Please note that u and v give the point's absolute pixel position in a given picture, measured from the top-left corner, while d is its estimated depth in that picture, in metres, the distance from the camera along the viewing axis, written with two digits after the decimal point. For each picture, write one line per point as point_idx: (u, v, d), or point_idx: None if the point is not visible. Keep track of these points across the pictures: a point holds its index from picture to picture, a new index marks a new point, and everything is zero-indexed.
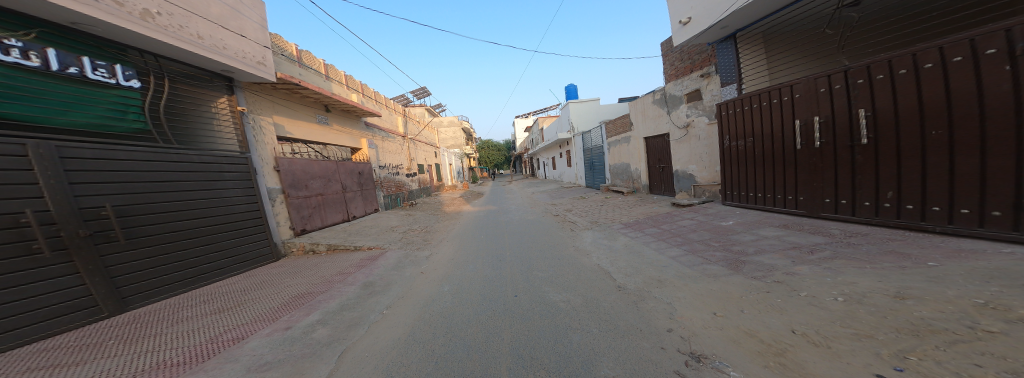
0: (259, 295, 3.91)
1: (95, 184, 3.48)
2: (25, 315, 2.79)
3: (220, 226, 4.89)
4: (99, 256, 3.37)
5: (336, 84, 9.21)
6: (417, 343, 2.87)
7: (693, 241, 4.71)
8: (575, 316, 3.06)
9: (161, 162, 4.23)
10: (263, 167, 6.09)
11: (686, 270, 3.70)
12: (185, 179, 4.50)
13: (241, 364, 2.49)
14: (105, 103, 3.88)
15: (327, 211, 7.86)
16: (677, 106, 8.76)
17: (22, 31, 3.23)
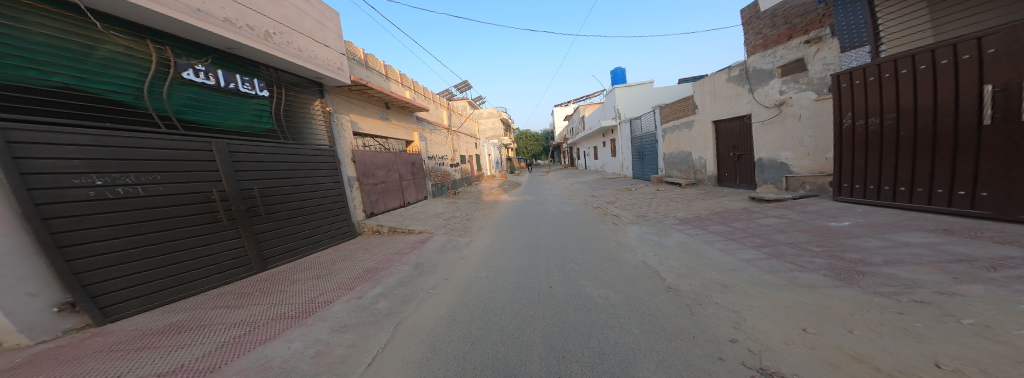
0: (340, 267, 4.81)
1: (247, 172, 4.84)
2: (213, 266, 4.12)
3: (318, 209, 6.17)
4: (250, 225, 4.67)
5: (393, 83, 10.51)
6: (456, 322, 3.06)
7: (779, 243, 3.77)
8: (613, 313, 2.81)
9: (280, 157, 5.50)
10: (343, 158, 7.44)
11: (764, 277, 2.98)
12: (294, 171, 5.75)
13: (329, 323, 3.11)
14: (249, 109, 5.35)
15: (388, 197, 9.08)
16: (766, 82, 7.21)
17: (201, 58, 4.66)
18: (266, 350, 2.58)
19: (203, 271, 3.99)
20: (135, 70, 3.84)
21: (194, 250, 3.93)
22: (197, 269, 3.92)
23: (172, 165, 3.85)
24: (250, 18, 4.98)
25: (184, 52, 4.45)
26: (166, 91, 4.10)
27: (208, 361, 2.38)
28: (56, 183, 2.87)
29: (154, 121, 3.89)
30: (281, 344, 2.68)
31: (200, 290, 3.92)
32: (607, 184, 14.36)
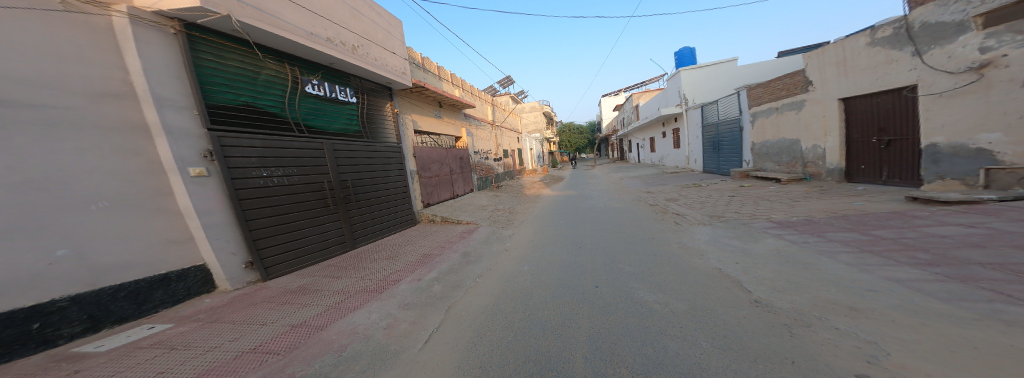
0: (406, 250, 5.43)
1: (346, 166, 5.58)
2: (324, 243, 4.93)
3: (394, 196, 6.78)
4: (346, 211, 5.40)
5: (445, 82, 9.82)
6: (500, 312, 2.96)
7: (964, 262, 2.48)
8: (674, 322, 2.22)
9: (365, 153, 6.12)
10: (407, 153, 7.58)
11: (930, 304, 1.96)
12: (377, 164, 6.42)
13: (398, 299, 3.50)
14: (345, 114, 5.91)
15: (439, 189, 8.81)
16: (952, 37, 4.87)
17: (313, 73, 5.33)
18: (354, 317, 3.04)
19: (317, 246, 4.81)
20: (274, 87, 4.58)
21: (313, 229, 4.73)
22: (313, 245, 4.73)
23: (299, 161, 4.64)
24: (342, 35, 5.40)
25: (301, 68, 5.10)
26: (292, 103, 4.84)
27: (320, 320, 2.97)
28: (240, 174, 3.83)
29: (289, 126, 4.72)
30: (364, 314, 3.13)
31: (316, 260, 4.76)
32: (670, 178, 12.44)
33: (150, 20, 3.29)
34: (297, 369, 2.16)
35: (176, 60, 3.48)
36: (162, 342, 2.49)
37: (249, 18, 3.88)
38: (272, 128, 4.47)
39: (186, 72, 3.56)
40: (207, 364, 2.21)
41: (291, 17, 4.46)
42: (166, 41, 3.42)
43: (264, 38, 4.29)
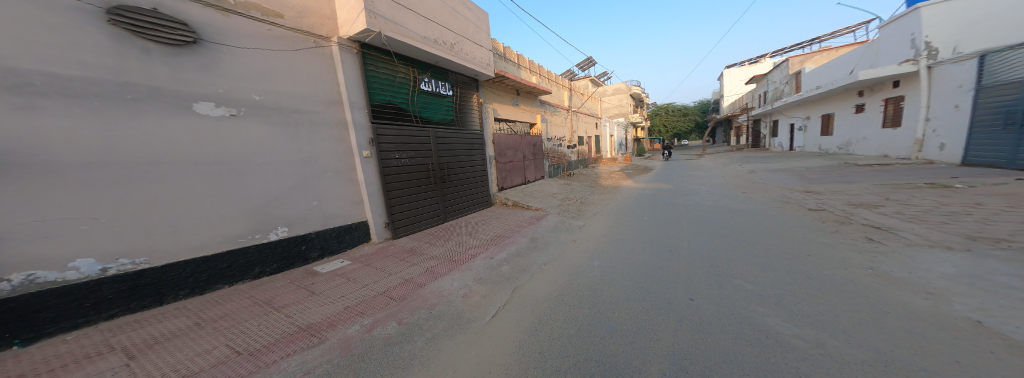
0: (494, 229, 5.55)
1: (448, 148, 6.08)
2: (427, 214, 5.50)
3: (481, 180, 7.11)
4: (445, 188, 5.91)
5: (523, 68, 9.67)
6: (564, 303, 2.84)
7: None
8: (815, 361, 1.62)
9: (460, 140, 6.46)
10: (489, 138, 7.76)
11: None
12: (469, 150, 6.74)
13: (473, 271, 3.71)
14: (445, 106, 6.18)
15: (513, 175, 8.90)
16: None
17: (424, 70, 5.64)
18: (443, 281, 3.38)
19: (422, 216, 5.41)
20: (404, 86, 5.25)
21: (419, 201, 5.34)
22: (419, 214, 5.34)
23: (416, 146, 5.32)
24: (446, 35, 5.52)
25: (415, 67, 5.43)
26: (413, 98, 5.41)
27: (420, 279, 3.41)
28: (383, 157, 4.74)
29: (409, 116, 5.29)
30: (449, 280, 3.45)
31: (420, 228, 5.36)
32: (805, 173, 9.49)
33: (343, 44, 4.29)
34: (404, 317, 2.59)
35: (327, 71, 4.14)
36: (343, 274, 3.52)
37: (391, 32, 4.39)
38: (399, 119, 5.12)
39: (335, 79, 4.25)
40: (352, 300, 2.87)
41: (409, 24, 4.73)
42: (323, 56, 4.12)
43: (401, 48, 4.85)
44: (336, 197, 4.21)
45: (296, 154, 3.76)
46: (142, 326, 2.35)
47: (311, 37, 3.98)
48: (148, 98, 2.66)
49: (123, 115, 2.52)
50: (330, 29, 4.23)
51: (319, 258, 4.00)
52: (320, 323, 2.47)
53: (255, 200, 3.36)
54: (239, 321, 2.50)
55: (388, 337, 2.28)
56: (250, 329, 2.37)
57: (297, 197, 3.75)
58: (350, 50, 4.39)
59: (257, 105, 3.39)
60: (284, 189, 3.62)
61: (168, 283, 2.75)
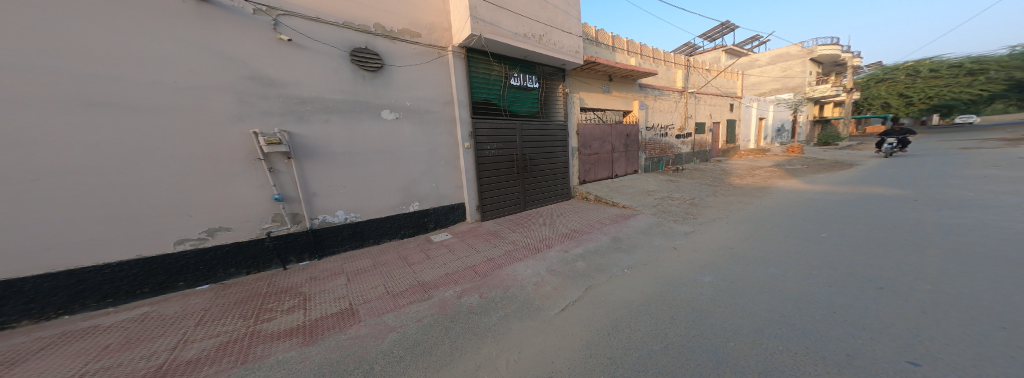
0: (572, 222, 5.42)
1: (532, 140, 6.21)
2: (509, 201, 5.84)
3: (563, 170, 7.05)
4: (527, 178, 6.11)
5: (620, 51, 8.77)
6: (644, 310, 2.45)
7: None
8: None
9: (543, 131, 6.48)
10: (572, 130, 7.49)
11: None
12: (551, 141, 6.69)
13: (548, 262, 3.70)
14: (531, 99, 6.30)
15: (599, 168, 8.42)
16: None
17: (513, 66, 5.86)
18: (520, 267, 3.51)
19: (504, 203, 5.77)
20: (497, 82, 5.60)
21: (503, 189, 5.70)
22: (502, 201, 5.72)
23: (504, 137, 5.64)
24: (535, 28, 5.54)
25: (505, 63, 5.69)
26: (504, 93, 5.72)
27: (499, 261, 3.64)
28: (478, 147, 5.27)
29: (498, 110, 5.63)
30: (523, 266, 3.55)
31: (502, 214, 5.74)
32: None
33: (455, 50, 4.89)
34: (484, 292, 2.86)
35: (435, 72, 4.76)
36: (440, 246, 4.19)
37: (489, 33, 4.71)
38: (491, 113, 5.53)
39: (441, 79, 4.84)
40: (444, 270, 3.31)
41: (502, 21, 4.95)
42: (434, 59, 4.75)
43: (496, 47, 5.14)
44: (446, 181, 5.02)
45: (408, 144, 4.54)
46: (349, 261, 3.73)
47: (435, 49, 4.73)
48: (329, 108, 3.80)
49: (328, 118, 3.79)
50: (449, 40, 4.90)
51: (434, 229, 4.93)
52: (431, 282, 3.00)
53: (379, 179, 4.27)
54: (386, 269, 3.40)
55: (471, 305, 2.59)
56: (397, 277, 3.16)
57: (423, 179, 4.74)
58: (458, 55, 4.98)
59: (382, 103, 4.24)
60: (416, 173, 4.65)
61: (363, 235, 4.18)
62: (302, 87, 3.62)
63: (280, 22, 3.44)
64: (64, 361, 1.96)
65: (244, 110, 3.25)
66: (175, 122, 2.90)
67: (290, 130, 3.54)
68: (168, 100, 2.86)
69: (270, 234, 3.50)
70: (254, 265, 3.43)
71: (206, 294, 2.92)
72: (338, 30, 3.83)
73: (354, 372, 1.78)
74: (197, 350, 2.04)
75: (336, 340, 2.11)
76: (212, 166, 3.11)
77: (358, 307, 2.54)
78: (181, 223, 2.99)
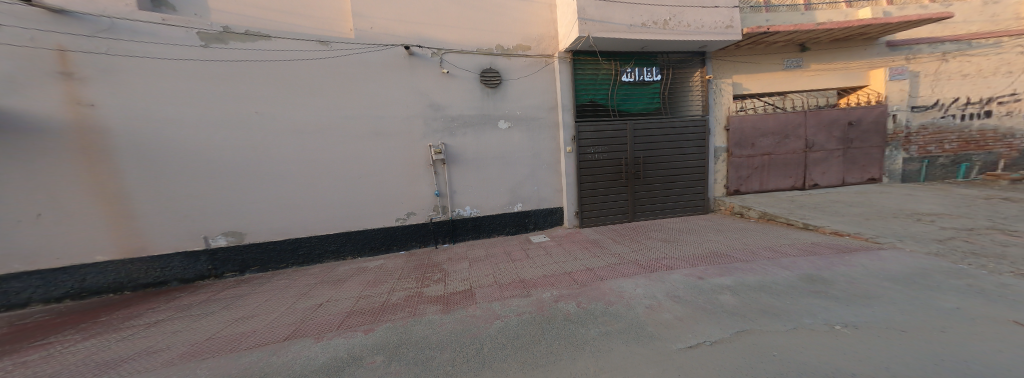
0: (710, 245, 4.02)
1: (646, 143, 5.42)
2: (612, 209, 5.38)
3: (695, 175, 5.77)
4: (635, 185, 5.41)
5: (823, 7, 6.08)
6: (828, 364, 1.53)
7: None
8: None
9: (666, 130, 5.55)
10: (716, 127, 5.92)
11: None
12: (678, 141, 5.61)
13: (664, 286, 2.84)
14: (648, 94, 5.54)
15: (773, 174, 6.19)
16: None
17: (627, 61, 5.35)
18: (624, 282, 3.02)
19: (606, 211, 5.37)
20: (606, 82, 5.28)
21: (605, 196, 5.32)
22: (604, 209, 5.36)
23: (611, 140, 5.26)
24: (655, 12, 4.80)
25: (617, 60, 5.29)
26: (614, 91, 5.32)
27: (601, 272, 3.33)
28: (581, 152, 5.16)
29: (605, 111, 5.28)
30: (633, 284, 2.97)
31: (602, 222, 5.38)
32: None
33: (560, 57, 4.99)
34: (584, 302, 2.63)
35: (541, 79, 5.00)
36: (540, 247, 4.35)
37: (598, 31, 4.48)
38: (598, 115, 5.27)
39: (548, 85, 5.05)
40: (546, 271, 3.40)
41: (613, 15, 4.58)
42: (541, 67, 5.00)
43: (608, 44, 4.85)
44: (547, 185, 5.17)
45: (521, 151, 4.97)
46: (474, 248, 4.46)
47: (543, 58, 4.97)
48: (463, 122, 4.61)
49: (457, 129, 4.59)
50: (556, 47, 5.03)
51: (534, 230, 5.17)
52: (530, 280, 3.15)
53: (490, 180, 4.83)
54: (498, 261, 3.83)
55: (567, 313, 2.42)
56: (503, 270, 3.50)
57: (527, 182, 5.05)
58: (564, 60, 5.03)
59: (498, 112, 4.78)
60: (521, 176, 5.00)
61: (481, 228, 4.85)
62: (441, 103, 4.49)
63: (444, 60, 4.44)
64: (359, 287, 3.18)
65: (420, 129, 4.40)
66: (381, 136, 4.21)
67: (447, 142, 4.55)
68: (384, 122, 4.21)
69: (435, 220, 4.59)
70: (420, 241, 4.56)
71: (402, 258, 4.19)
72: (474, 56, 4.59)
73: (471, 346, 1.99)
74: (397, 298, 2.84)
75: (461, 314, 2.47)
76: (402, 168, 4.36)
77: (476, 290, 2.93)
78: (372, 207, 4.26)
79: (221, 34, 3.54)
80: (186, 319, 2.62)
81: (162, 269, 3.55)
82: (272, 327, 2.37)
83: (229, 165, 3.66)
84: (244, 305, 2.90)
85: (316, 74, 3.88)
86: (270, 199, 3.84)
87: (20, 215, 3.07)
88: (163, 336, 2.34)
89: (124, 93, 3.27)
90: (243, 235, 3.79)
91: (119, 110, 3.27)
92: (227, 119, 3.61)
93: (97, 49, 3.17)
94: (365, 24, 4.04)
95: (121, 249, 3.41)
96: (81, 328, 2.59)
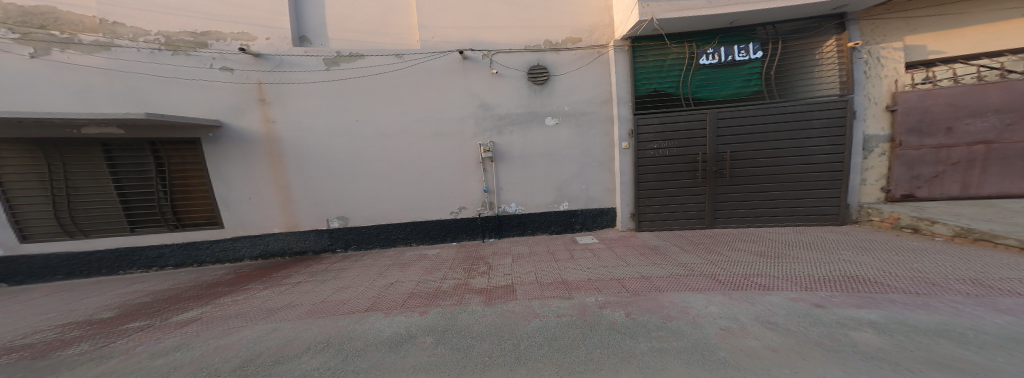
0: (848, 268, 2.85)
1: (732, 136, 4.52)
2: (684, 212, 4.74)
3: (826, 174, 4.37)
4: (715, 186, 4.61)
5: None
6: None
7: None
8: None
9: (763, 120, 4.43)
10: (867, 109, 4.31)
11: None
12: (797, 131, 4.36)
13: (755, 308, 2.21)
14: (741, 76, 4.52)
15: (994, 171, 4.06)
16: None
17: (710, 40, 4.52)
18: (690, 296, 2.54)
19: (676, 214, 4.76)
20: (675, 69, 4.64)
21: (675, 196, 4.72)
22: (672, 211, 4.77)
23: (681, 134, 4.61)
24: None
25: (696, 40, 4.54)
26: (686, 79, 4.64)
27: (659, 282, 2.94)
28: (640, 148, 4.71)
29: (678, 102, 4.64)
30: (703, 301, 2.43)
31: (669, 226, 4.81)
32: None
33: (616, 45, 4.63)
34: (634, 312, 2.35)
35: (598, 72, 4.75)
36: (590, 249, 4.16)
37: (665, 12, 3.93)
38: (664, 106, 4.67)
39: (605, 78, 4.77)
40: (593, 275, 3.22)
41: None
42: (598, 60, 4.75)
43: (677, 25, 4.24)
44: (597, 184, 4.96)
45: (574, 148, 4.85)
46: (519, 244, 4.59)
47: (595, 49, 4.71)
48: (516, 120, 4.72)
49: (506, 127, 4.72)
50: (611, 36, 4.72)
51: (580, 230, 5.04)
52: (574, 282, 3.04)
53: (539, 177, 4.85)
54: (541, 259, 3.83)
55: (613, 322, 2.23)
56: (545, 269, 3.46)
57: (575, 181, 4.92)
58: (620, 49, 4.65)
59: (550, 109, 4.74)
60: (569, 174, 4.90)
61: (525, 225, 4.93)
62: (495, 103, 4.67)
63: (493, 60, 4.60)
64: (426, 272, 3.55)
65: (475, 129, 4.67)
66: (442, 137, 4.63)
67: (495, 140, 4.72)
68: (444, 124, 4.61)
69: (483, 215, 4.84)
70: (471, 234, 4.86)
71: (453, 248, 4.57)
72: (522, 54, 4.63)
73: (508, 341, 2.03)
74: (447, 285, 3.12)
75: (502, 308, 2.56)
76: (455, 166, 4.71)
77: (517, 286, 2.99)
78: (435, 200, 4.73)
79: (336, 58, 4.37)
80: (306, 283, 3.37)
81: (303, 242, 4.60)
82: (356, 299, 2.83)
83: (342, 162, 4.51)
84: (343, 277, 3.56)
85: (397, 85, 4.49)
86: (369, 191, 4.61)
87: (248, 195, 4.38)
88: (297, 295, 3.00)
89: (296, 113, 4.35)
90: (349, 219, 4.64)
91: (290, 126, 4.35)
92: (345, 128, 4.45)
93: (281, 81, 4.28)
94: (427, 34, 4.47)
95: (290, 225, 4.55)
96: (264, 280, 3.58)
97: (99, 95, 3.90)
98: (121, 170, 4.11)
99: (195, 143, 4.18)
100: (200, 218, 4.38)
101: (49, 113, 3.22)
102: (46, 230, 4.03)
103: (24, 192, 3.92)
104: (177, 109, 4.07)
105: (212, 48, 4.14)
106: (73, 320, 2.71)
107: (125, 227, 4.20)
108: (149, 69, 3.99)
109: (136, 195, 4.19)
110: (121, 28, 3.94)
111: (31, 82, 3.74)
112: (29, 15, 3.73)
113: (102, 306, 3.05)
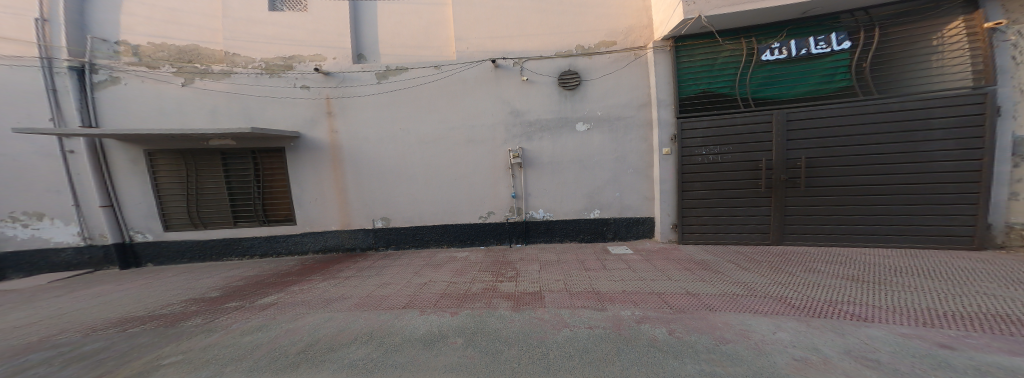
0: (990, 304, 2.20)
1: (807, 140, 3.89)
2: (744, 225, 4.18)
3: (953, 186, 3.47)
4: (785, 197, 3.99)
5: None
6: None
7: None
8: None
9: (850, 121, 3.74)
10: (1019, 103, 3.32)
11: None
12: (906, 133, 3.57)
13: (842, 341, 1.84)
14: (820, 71, 3.88)
15: None
16: None
17: (777, 33, 3.98)
18: (751, 319, 2.22)
19: (734, 227, 4.22)
20: (729, 67, 4.16)
21: (733, 208, 4.19)
22: (729, 224, 4.24)
23: (740, 138, 4.10)
24: None
25: (759, 35, 4.03)
26: (742, 78, 4.13)
27: (710, 300, 2.62)
28: (686, 153, 4.30)
29: (737, 103, 4.14)
30: (768, 326, 2.10)
31: (725, 240, 4.28)
32: None
33: (657, 46, 4.33)
34: (678, 331, 2.13)
35: (639, 74, 4.51)
36: (626, 260, 3.89)
37: (719, 8, 3.58)
38: (717, 107, 4.22)
39: (648, 81, 4.49)
40: (629, 287, 3.02)
41: None
42: (640, 62, 4.51)
43: (733, 20, 3.82)
44: (632, 192, 4.68)
45: (612, 154, 4.63)
46: (547, 251, 4.48)
47: (632, 51, 4.49)
48: (552, 126, 4.68)
49: (537, 133, 4.71)
50: (649, 36, 4.47)
51: (613, 240, 4.77)
52: (606, 294, 2.87)
53: (573, 182, 4.73)
54: (572, 268, 3.70)
55: (653, 338, 2.05)
56: (575, 278, 3.34)
57: (608, 188, 4.69)
58: (663, 49, 4.33)
59: (587, 114, 4.61)
60: (602, 181, 4.68)
61: (553, 232, 4.83)
62: (531, 109, 4.69)
63: (525, 68, 4.65)
64: (458, 274, 3.66)
65: (508, 135, 4.74)
66: (478, 143, 4.79)
67: (524, 146, 4.74)
68: (476, 130, 4.77)
69: (511, 220, 4.86)
70: (498, 238, 4.91)
71: (482, 252, 4.66)
72: (554, 61, 4.60)
73: (537, 349, 1.99)
74: (476, 288, 3.19)
75: (530, 315, 2.52)
76: (488, 172, 4.82)
77: (545, 294, 2.93)
78: (469, 203, 4.90)
79: (386, 73, 4.83)
80: (356, 277, 3.73)
81: (353, 239, 5.11)
82: (394, 296, 3.04)
83: (391, 166, 4.93)
84: (383, 274, 3.86)
85: (437, 95, 4.79)
86: (412, 194, 4.95)
87: (318, 195, 5.02)
88: (346, 288, 3.32)
89: (355, 123, 4.89)
90: (391, 220, 5.04)
91: (347, 134, 4.90)
92: (392, 136, 4.88)
93: (344, 95, 4.86)
94: (463, 46, 4.71)
95: (345, 223, 5.10)
96: (323, 273, 4.03)
97: (223, 113, 4.85)
98: (231, 174, 5.01)
99: (281, 151, 4.93)
100: (282, 215, 5.12)
101: (189, 129, 4.13)
102: (178, 222, 5.08)
103: (167, 191, 4.99)
104: (272, 123, 4.86)
105: (297, 70, 4.89)
106: (191, 297, 3.34)
107: (230, 220, 5.09)
108: (255, 90, 4.85)
109: (240, 194, 5.05)
110: (238, 58, 4.85)
111: (180, 105, 4.81)
112: (183, 53, 4.83)
113: (210, 286, 3.73)
